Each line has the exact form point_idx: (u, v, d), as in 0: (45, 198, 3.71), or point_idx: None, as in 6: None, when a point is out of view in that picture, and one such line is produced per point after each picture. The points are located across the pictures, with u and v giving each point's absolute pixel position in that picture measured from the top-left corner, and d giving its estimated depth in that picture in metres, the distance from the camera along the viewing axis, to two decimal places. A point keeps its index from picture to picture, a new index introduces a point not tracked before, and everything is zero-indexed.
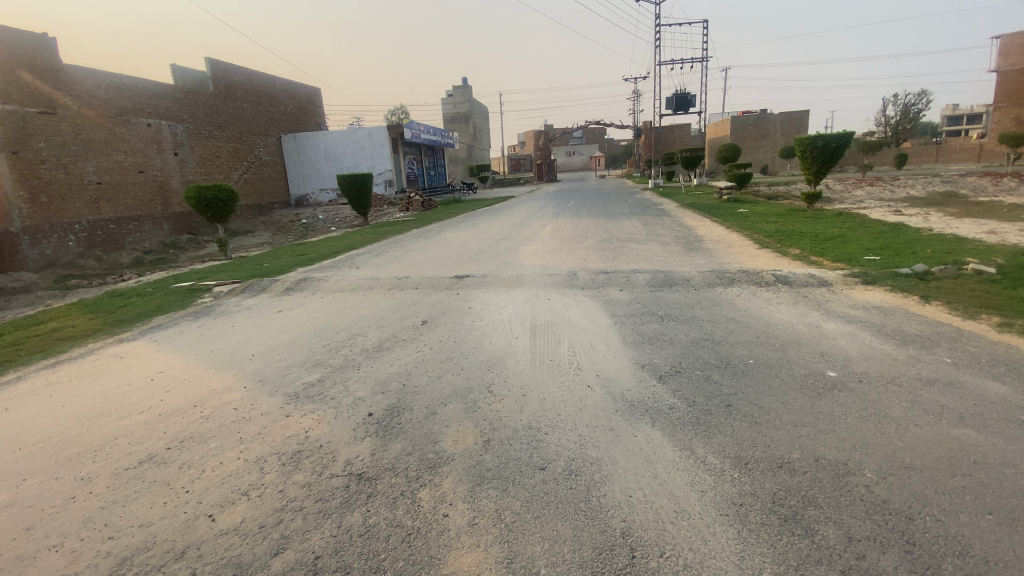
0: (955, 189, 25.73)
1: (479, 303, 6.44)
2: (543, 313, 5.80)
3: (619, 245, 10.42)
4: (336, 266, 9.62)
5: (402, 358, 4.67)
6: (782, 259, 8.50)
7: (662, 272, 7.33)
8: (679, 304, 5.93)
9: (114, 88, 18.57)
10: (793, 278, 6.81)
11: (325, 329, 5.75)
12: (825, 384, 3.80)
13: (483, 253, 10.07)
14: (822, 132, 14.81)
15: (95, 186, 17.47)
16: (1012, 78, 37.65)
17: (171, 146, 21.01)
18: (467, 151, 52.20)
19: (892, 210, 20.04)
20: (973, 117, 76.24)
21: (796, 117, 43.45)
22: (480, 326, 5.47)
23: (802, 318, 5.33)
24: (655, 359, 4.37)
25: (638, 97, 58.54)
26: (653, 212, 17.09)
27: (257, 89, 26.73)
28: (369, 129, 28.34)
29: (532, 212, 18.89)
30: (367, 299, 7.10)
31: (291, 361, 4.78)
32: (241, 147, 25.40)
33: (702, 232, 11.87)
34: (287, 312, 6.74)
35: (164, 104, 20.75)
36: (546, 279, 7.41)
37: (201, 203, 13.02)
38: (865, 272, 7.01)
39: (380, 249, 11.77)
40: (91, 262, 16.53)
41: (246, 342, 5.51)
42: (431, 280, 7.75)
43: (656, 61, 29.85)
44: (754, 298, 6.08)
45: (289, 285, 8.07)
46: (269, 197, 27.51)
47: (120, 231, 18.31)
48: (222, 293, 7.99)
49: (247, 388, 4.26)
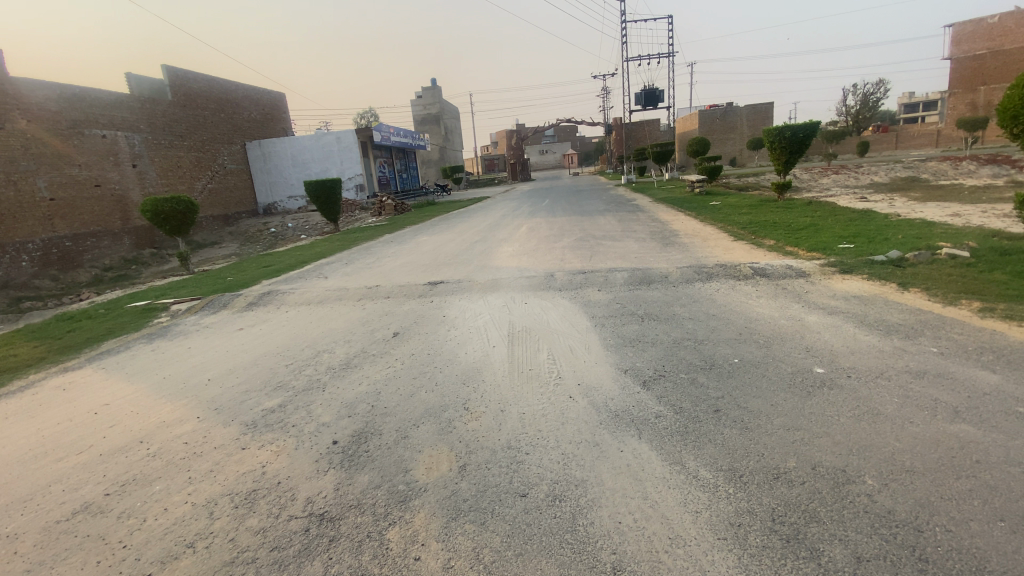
0: (917, 174, 26.50)
1: (454, 311, 6.16)
2: (520, 318, 5.56)
3: (596, 243, 10.24)
4: (304, 277, 9.20)
5: (371, 376, 4.37)
6: (757, 251, 8.46)
7: (640, 270, 7.17)
8: (659, 303, 5.76)
9: (64, 99, 17.64)
10: (771, 270, 6.71)
11: (288, 348, 5.39)
12: (814, 383, 3.64)
13: (457, 257, 9.80)
14: (789, 123, 14.94)
15: (48, 203, 16.57)
16: (966, 64, 38.90)
17: (129, 157, 20.10)
18: (439, 152, 51.71)
19: (859, 197, 20.47)
20: (927, 105, 79.18)
21: (762, 109, 44.27)
22: (455, 336, 5.20)
23: (784, 311, 5.21)
24: (638, 362, 4.17)
25: (607, 93, 58.82)
26: (627, 208, 17.02)
27: (218, 95, 25.82)
28: (337, 133, 27.65)
29: (507, 212, 18.66)
30: (335, 311, 6.75)
31: (250, 385, 4.43)
32: (204, 157, 24.51)
33: (677, 226, 11.83)
34: (250, 330, 6.35)
35: (120, 114, 19.84)
36: (522, 282, 7.17)
37: (159, 215, 12.38)
38: (841, 261, 6.96)
39: (350, 256, 11.35)
40: (46, 282, 15.67)
41: (202, 366, 5.12)
42: (403, 288, 7.43)
43: (624, 58, 30.01)
44: (734, 292, 5.95)
45: (252, 300, 7.66)
46: (235, 207, 26.62)
47: (77, 248, 17.39)
48: (180, 311, 7.52)
49: (200, 418, 3.91)
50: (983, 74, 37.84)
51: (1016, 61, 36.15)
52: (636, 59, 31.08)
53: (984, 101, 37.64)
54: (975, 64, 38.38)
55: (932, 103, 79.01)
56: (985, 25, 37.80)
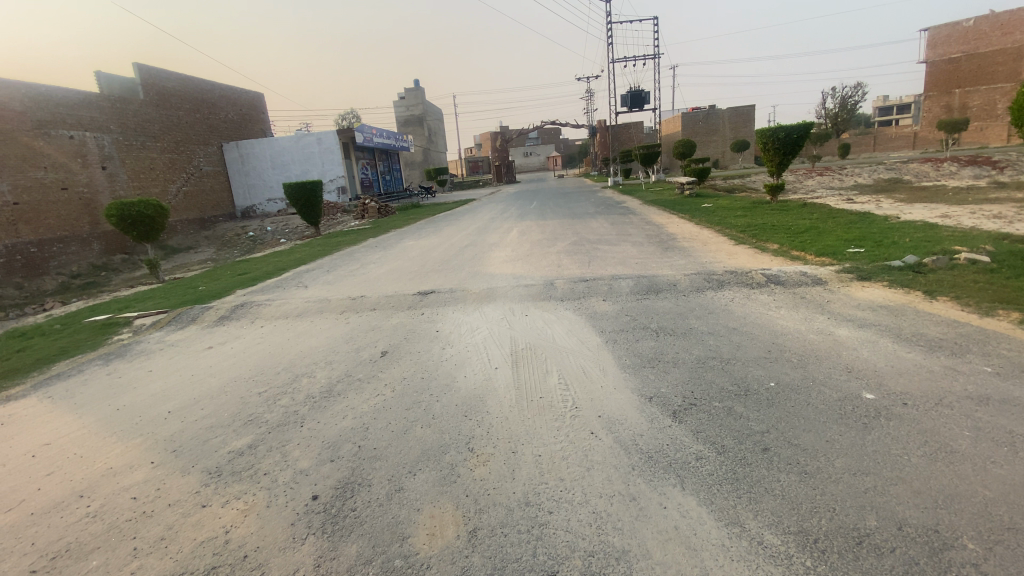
0: (899, 175, 26.75)
1: (447, 325, 5.60)
2: (523, 334, 5.03)
3: (591, 248, 9.77)
4: (282, 287, 8.54)
5: (357, 406, 3.81)
6: (763, 255, 8.11)
7: (644, 277, 6.70)
8: (672, 314, 5.30)
9: (28, 98, 16.69)
10: (784, 277, 6.30)
11: (263, 371, 4.79)
12: (868, 412, 3.20)
13: (447, 264, 9.25)
14: (783, 123, 14.69)
15: (11, 207, 15.66)
16: (942, 67, 39.82)
17: (99, 159, 19.11)
18: (423, 154, 50.99)
19: (846, 198, 20.48)
20: (902, 108, 80.98)
21: (744, 111, 44.48)
22: (451, 355, 4.65)
23: (810, 323, 4.79)
24: (662, 387, 3.69)
25: (592, 95, 58.83)
26: (618, 210, 16.64)
27: (194, 95, 24.84)
28: (318, 134, 26.79)
29: (494, 215, 18.14)
30: (317, 325, 6.14)
31: (216, 420, 3.83)
32: (179, 158, 23.51)
33: (673, 229, 11.45)
34: (221, 349, 5.71)
35: (89, 114, 18.86)
36: (519, 291, 6.64)
37: (124, 221, 11.55)
38: (856, 266, 6.58)
39: (332, 263, 10.69)
40: (9, 291, 14.76)
41: (164, 394, 4.49)
42: (390, 298, 6.84)
43: (610, 60, 29.80)
44: (752, 302, 5.52)
45: (224, 313, 7.01)
46: (212, 210, 25.61)
47: (43, 255, 16.40)
48: (143, 327, 6.82)
49: (154, 464, 3.31)
50: (958, 77, 38.40)
51: (990, 63, 36.46)
52: (621, 60, 30.84)
53: (959, 103, 38.38)
54: (950, 67, 39.15)
55: (907, 106, 80.53)
56: (961, 28, 38.43)
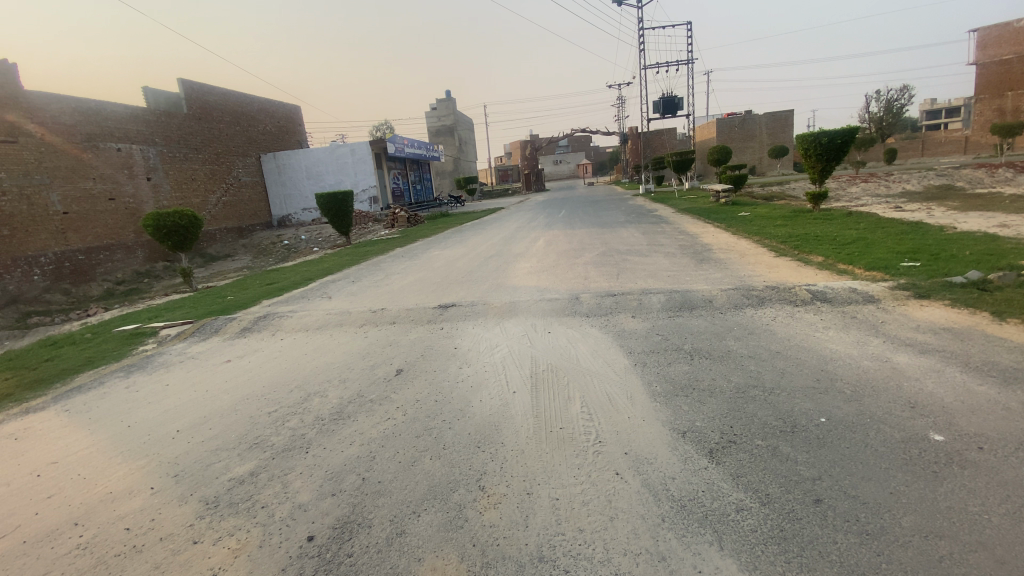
0: (952, 181, 25.26)
1: (466, 341, 5.36)
2: (545, 353, 4.73)
3: (620, 260, 9.40)
4: (307, 297, 8.51)
5: (366, 431, 3.59)
6: (806, 268, 7.59)
7: (677, 292, 6.31)
8: (707, 334, 4.92)
9: (80, 113, 17.52)
10: (831, 294, 5.81)
11: (276, 388, 4.64)
12: (938, 457, 2.77)
13: (472, 275, 9.05)
14: (825, 128, 13.99)
15: (62, 216, 16.39)
16: (993, 69, 37.67)
17: (144, 170, 19.88)
18: (454, 164, 51.42)
19: (894, 206, 19.38)
20: (952, 111, 77.15)
21: (781, 117, 43.11)
22: (468, 375, 4.39)
23: (862, 348, 4.34)
24: (697, 422, 3.33)
25: (624, 103, 58.23)
26: (649, 219, 16.15)
27: (234, 108, 25.69)
28: (351, 145, 27.23)
29: (523, 224, 17.94)
30: (335, 339, 6.00)
31: (221, 443, 3.68)
32: (219, 169, 24.28)
33: (707, 240, 10.97)
34: (240, 363, 5.62)
35: (135, 127, 19.67)
36: (542, 306, 6.35)
37: (160, 231, 11.84)
38: (911, 282, 6.03)
39: (358, 273, 10.66)
40: (58, 297, 15.40)
41: (176, 412, 4.39)
42: (411, 311, 6.66)
43: (642, 67, 29.32)
44: (798, 323, 5.07)
45: (247, 325, 6.99)
46: (249, 219, 26.32)
47: (90, 262, 17.09)
48: (168, 338, 6.85)
49: (154, 491, 3.17)
50: (1012, 79, 36.21)
51: None
52: (653, 66, 30.33)
53: (1011, 107, 36.11)
54: (1002, 69, 36.92)
55: (956, 110, 76.78)
56: (1013, 28, 36.30)
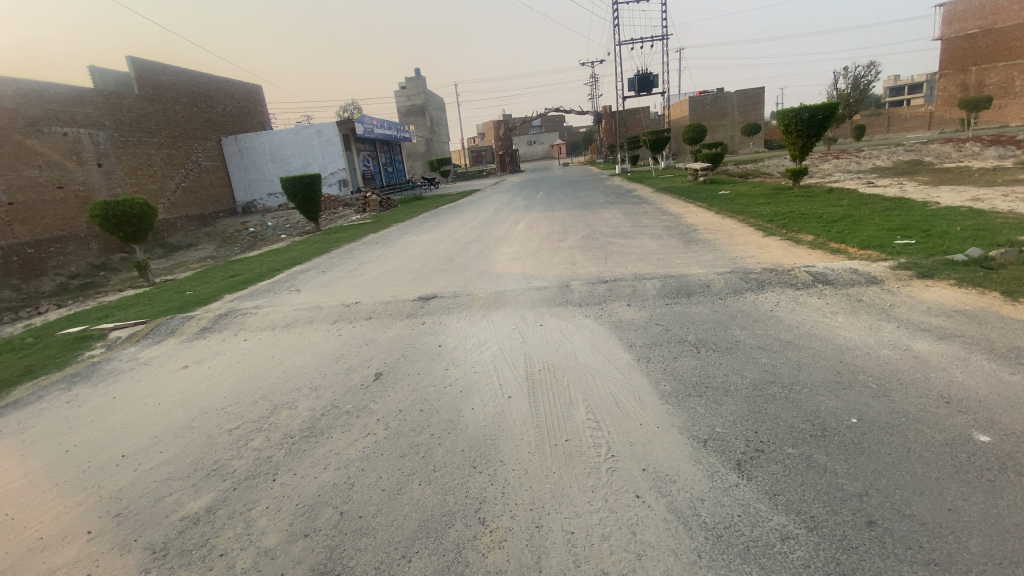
0: (919, 157, 25.71)
1: (452, 338, 4.92)
2: (538, 350, 4.33)
3: (606, 243, 9.03)
4: (274, 291, 7.90)
5: (344, 451, 3.14)
6: (798, 248, 7.36)
7: (672, 277, 5.96)
8: (710, 323, 4.59)
9: (20, 95, 16.06)
10: (833, 276, 5.55)
11: (239, 398, 4.12)
12: (990, 463, 2.48)
13: (451, 263, 8.56)
14: (806, 103, 13.77)
15: (6, 207, 15.12)
16: (957, 44, 38.33)
17: (94, 156, 18.51)
18: (425, 145, 50.07)
19: (867, 182, 19.56)
20: (914, 88, 78.94)
21: (753, 94, 43.19)
22: (455, 378, 3.95)
23: (877, 335, 4.07)
24: (717, 427, 2.98)
25: (597, 81, 57.48)
26: (630, 199, 15.80)
27: (190, 88, 24.12)
28: (318, 126, 25.93)
29: (500, 207, 17.39)
30: (306, 338, 5.47)
31: (174, 470, 3.18)
32: (177, 154, 22.85)
33: (692, 220, 10.69)
34: (199, 368, 5.03)
35: (82, 110, 18.21)
36: (531, 295, 5.94)
37: (110, 221, 10.90)
38: (912, 261, 5.82)
39: (329, 263, 10.02)
40: (6, 294, 14.27)
41: (122, 432, 3.83)
42: (388, 305, 6.15)
43: (617, 42, 28.67)
44: (804, 308, 4.78)
45: (209, 323, 6.38)
46: (212, 206, 24.98)
47: (40, 255, 15.86)
48: (118, 340, 6.20)
49: (91, 535, 2.66)
50: (975, 53, 37.04)
51: (1008, 39, 34.99)
52: (628, 42, 29.70)
53: (975, 81, 36.89)
54: (966, 44, 37.70)
55: (918, 87, 78.60)
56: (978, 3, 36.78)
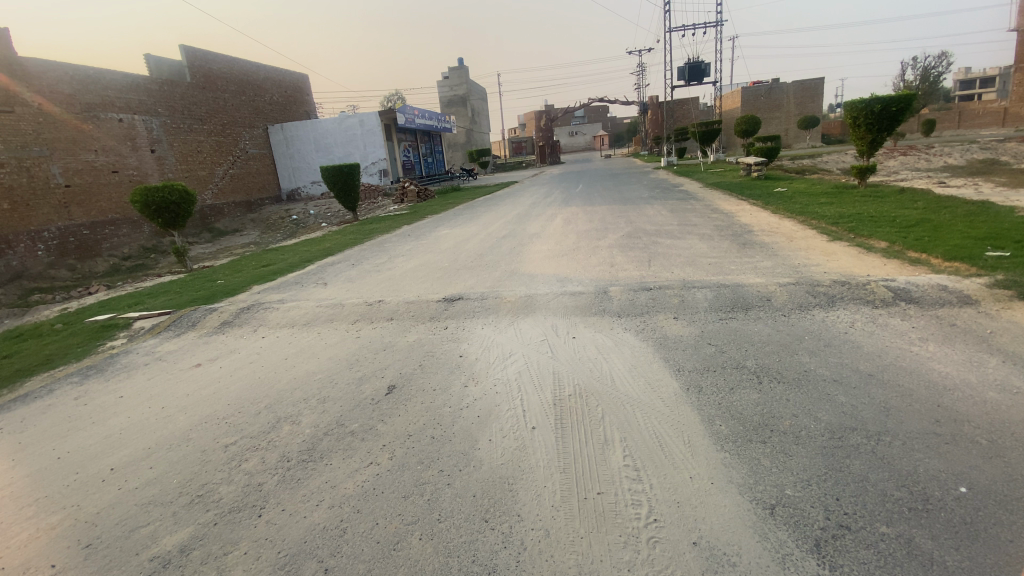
0: (999, 154, 23.45)
1: (474, 348, 4.45)
2: (570, 369, 3.81)
3: (649, 243, 8.38)
4: (300, 284, 7.69)
5: (341, 483, 2.74)
6: (869, 256, 6.53)
7: (725, 287, 5.31)
8: (771, 347, 3.96)
9: (78, 82, 16.61)
10: (917, 293, 4.78)
11: (243, 406, 3.81)
12: None
13: (482, 260, 8.14)
14: (878, 94, 12.48)
15: (65, 190, 15.72)
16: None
17: (147, 142, 19.08)
18: (466, 135, 49.83)
19: (939, 181, 17.90)
20: (991, 81, 73.01)
21: (811, 85, 40.63)
22: (475, 399, 3.50)
23: (983, 372, 3.34)
24: (786, 489, 2.41)
25: (644, 71, 55.67)
26: (677, 195, 14.96)
27: (239, 77, 24.57)
28: (360, 115, 25.94)
29: (538, 200, 16.83)
30: (323, 339, 5.14)
31: (159, 492, 2.89)
32: (225, 141, 23.35)
33: (744, 220, 9.88)
34: (211, 368, 4.77)
35: (137, 97, 18.74)
36: (564, 301, 5.41)
37: (150, 207, 11.04)
38: (1013, 278, 4.95)
39: (360, 255, 9.79)
40: (63, 273, 14.87)
41: (119, 438, 3.60)
42: (411, 306, 5.75)
43: (667, 30, 27.37)
44: (884, 333, 4.07)
45: (231, 316, 6.18)
46: (257, 193, 25.51)
47: (95, 237, 16.46)
48: (141, 331, 6.09)
49: (56, 570, 2.38)
50: None
51: None
52: (678, 30, 28.33)
53: None
54: None
55: (996, 79, 72.61)
56: None
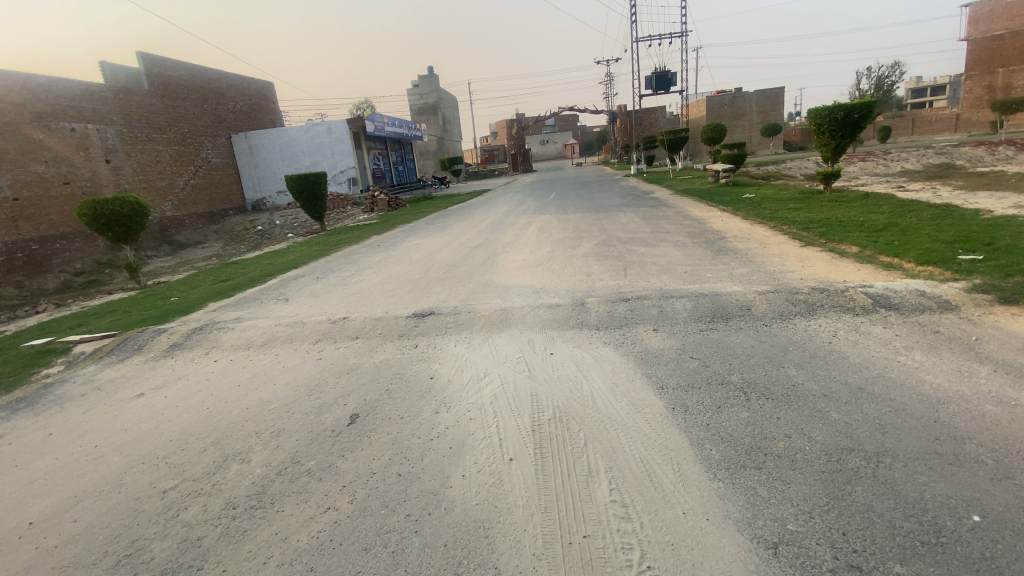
0: (950, 160, 24.58)
1: (446, 367, 4.17)
2: (548, 389, 3.57)
3: (625, 250, 8.25)
4: (261, 300, 7.24)
5: (294, 535, 2.41)
6: (842, 261, 6.55)
7: (705, 296, 5.18)
8: (757, 359, 3.81)
9: (27, 89, 15.67)
10: (896, 300, 4.73)
11: (187, 442, 3.42)
12: None
13: (454, 271, 7.85)
14: (842, 102, 12.78)
15: (11, 203, 14.73)
16: (984, 46, 36.50)
17: (102, 152, 18.13)
18: (437, 143, 49.45)
19: (897, 186, 18.56)
20: (937, 91, 77.09)
21: (772, 94, 41.95)
22: (445, 427, 3.20)
23: (973, 383, 3.25)
24: (788, 523, 2.21)
25: (612, 81, 56.57)
26: (648, 202, 15.01)
27: (201, 84, 23.70)
28: (328, 123, 25.28)
29: (510, 209, 16.63)
30: (282, 361, 4.76)
31: (81, 552, 2.49)
32: (186, 150, 22.43)
33: (717, 226, 9.89)
34: (155, 397, 4.33)
35: (91, 105, 17.82)
36: (540, 314, 5.18)
37: (98, 221, 10.33)
38: (988, 281, 4.98)
39: (326, 268, 9.35)
40: (8, 291, 13.88)
41: (41, 485, 3.16)
42: (378, 323, 5.43)
43: (635, 40, 27.78)
44: (869, 342, 3.97)
45: (182, 337, 5.70)
46: (221, 203, 24.59)
47: (45, 252, 15.48)
48: (80, 357, 5.56)
49: None
50: (1003, 55, 35.40)
51: None
52: (646, 39, 28.74)
53: (1003, 83, 35.15)
54: (994, 45, 35.87)
55: (941, 89, 76.68)
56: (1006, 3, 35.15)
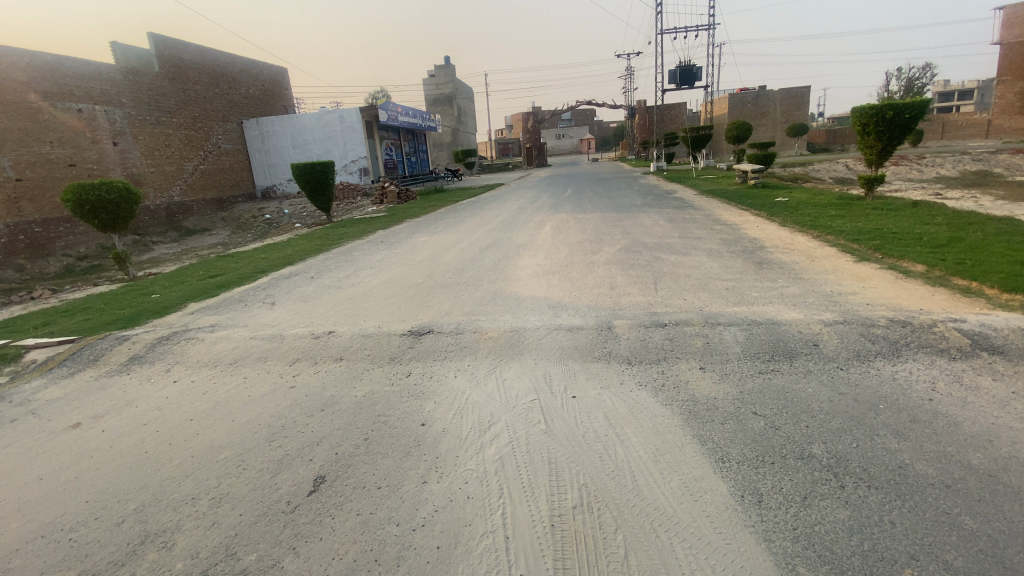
0: (988, 167, 23.29)
1: (442, 409, 3.36)
2: (571, 454, 2.75)
3: (652, 258, 7.37)
4: (246, 303, 6.48)
5: None
6: (909, 282, 5.64)
7: (758, 325, 4.30)
8: (842, 421, 2.94)
9: (33, 67, 15.06)
10: (999, 341, 3.83)
11: (105, 508, 2.66)
12: None
13: (461, 276, 7.05)
14: (892, 100, 11.70)
15: (14, 183, 14.18)
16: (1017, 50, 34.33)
17: (110, 134, 17.55)
18: (451, 135, 48.54)
19: (935, 193, 17.40)
20: (966, 94, 74.41)
21: (798, 93, 40.39)
22: (434, 510, 2.40)
23: None
24: None
25: (632, 75, 55.15)
26: (672, 203, 14.09)
27: (213, 68, 23.04)
28: (340, 111, 24.51)
29: (525, 205, 15.73)
30: (248, 388, 3.98)
31: None
32: (196, 135, 21.83)
33: (753, 233, 8.97)
34: (93, 428, 3.58)
35: (99, 86, 17.22)
36: (559, 338, 4.36)
37: (83, 207, 9.66)
38: None
39: (324, 266, 8.59)
40: (7, 275, 13.42)
41: None
42: (368, 342, 4.63)
43: (661, 32, 26.62)
44: (983, 402, 3.09)
45: (147, 349, 4.96)
46: (230, 189, 24.00)
47: (48, 235, 14.93)
48: (31, 367, 4.83)
49: None
50: None
51: None
52: (671, 31, 27.55)
53: None
54: None
55: (972, 92, 73.89)
56: None
